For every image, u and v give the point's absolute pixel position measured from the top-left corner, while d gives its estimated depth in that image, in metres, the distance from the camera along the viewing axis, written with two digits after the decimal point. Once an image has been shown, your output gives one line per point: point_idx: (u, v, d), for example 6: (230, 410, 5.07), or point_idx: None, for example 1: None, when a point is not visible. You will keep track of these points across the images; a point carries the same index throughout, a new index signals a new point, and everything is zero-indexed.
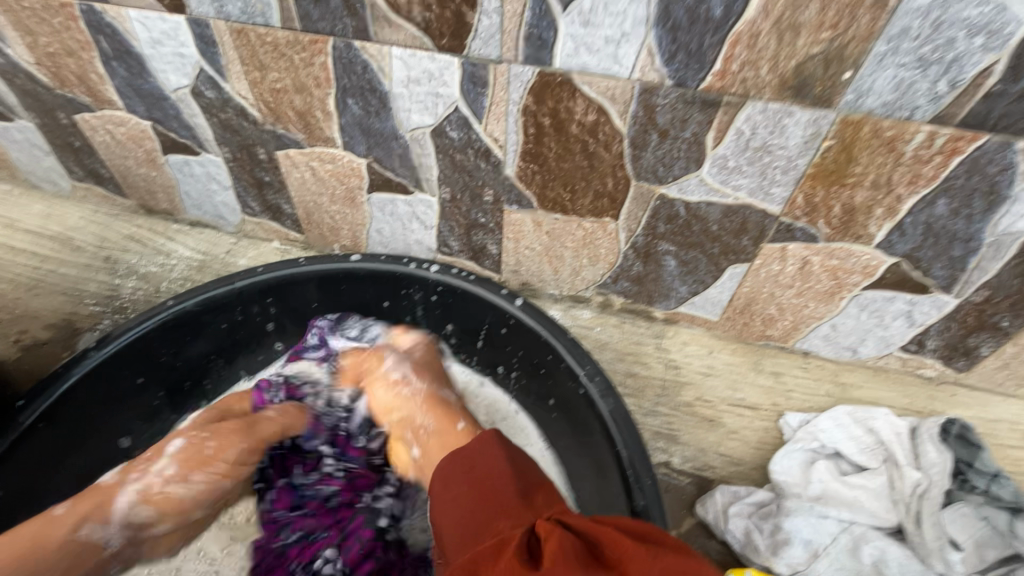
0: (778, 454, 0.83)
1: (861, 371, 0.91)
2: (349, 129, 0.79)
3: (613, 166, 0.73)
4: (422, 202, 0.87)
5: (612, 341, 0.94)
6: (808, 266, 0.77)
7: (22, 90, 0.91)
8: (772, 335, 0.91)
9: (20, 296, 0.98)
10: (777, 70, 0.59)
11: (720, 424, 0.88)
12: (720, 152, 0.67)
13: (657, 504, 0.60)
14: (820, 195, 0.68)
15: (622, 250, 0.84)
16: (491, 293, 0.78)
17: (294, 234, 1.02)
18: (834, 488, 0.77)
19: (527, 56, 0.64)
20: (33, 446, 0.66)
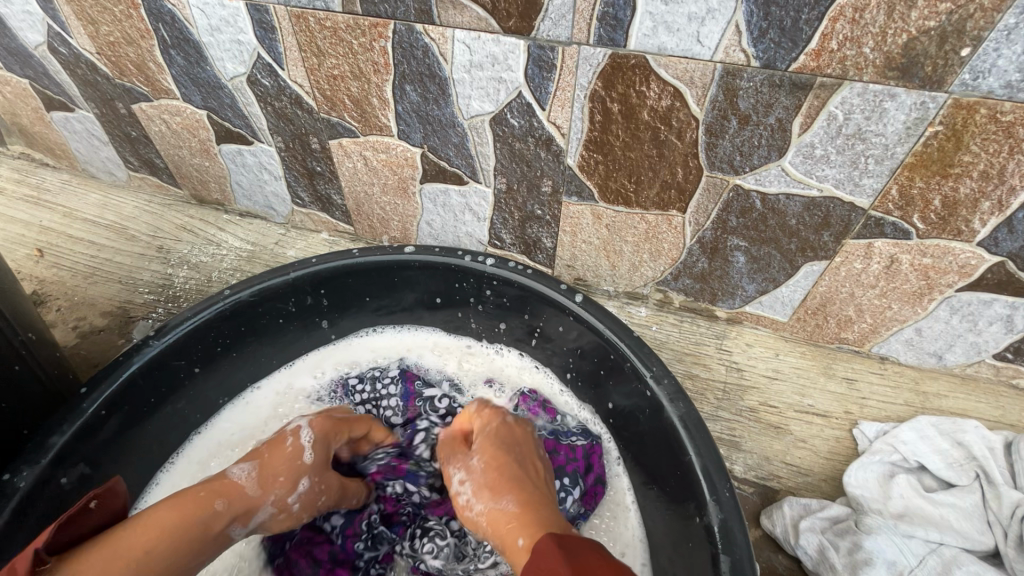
0: (852, 466, 0.77)
1: (944, 379, 0.84)
2: (405, 117, 0.77)
3: (684, 155, 0.69)
4: (476, 194, 0.84)
5: (671, 340, 0.89)
6: (896, 265, 0.71)
7: (83, 80, 0.92)
8: (846, 338, 0.85)
9: (78, 283, 0.99)
10: (882, 48, 0.53)
11: (787, 431, 0.82)
12: (807, 139, 0.62)
13: (736, 517, 0.56)
14: (919, 186, 0.62)
15: (687, 246, 0.80)
16: (549, 288, 0.74)
17: (343, 226, 1.01)
18: (919, 505, 0.71)
19: (600, 37, 0.60)
20: (97, 433, 0.66)
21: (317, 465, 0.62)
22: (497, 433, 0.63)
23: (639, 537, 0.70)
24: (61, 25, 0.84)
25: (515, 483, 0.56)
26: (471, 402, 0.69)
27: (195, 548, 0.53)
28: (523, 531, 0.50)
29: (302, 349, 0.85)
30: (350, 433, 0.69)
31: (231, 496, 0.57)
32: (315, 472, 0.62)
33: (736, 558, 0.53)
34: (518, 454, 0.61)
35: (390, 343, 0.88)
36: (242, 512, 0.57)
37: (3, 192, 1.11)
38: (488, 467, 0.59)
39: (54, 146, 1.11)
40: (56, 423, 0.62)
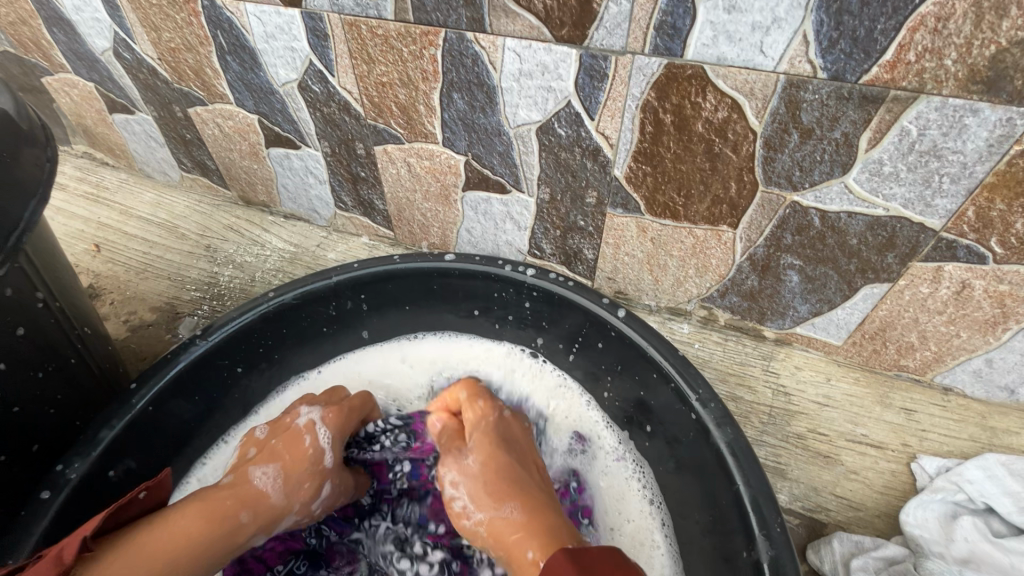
0: (911, 503, 0.72)
1: (1015, 415, 0.78)
2: (450, 125, 0.77)
3: (739, 169, 0.66)
4: (518, 202, 0.83)
5: (714, 359, 0.86)
6: (968, 290, 0.66)
7: (144, 84, 0.96)
8: (906, 366, 0.80)
9: (131, 279, 1.03)
10: (966, 59, 0.50)
11: (837, 461, 0.78)
12: (876, 155, 0.59)
13: (789, 554, 0.53)
14: (999, 209, 0.58)
15: (737, 262, 0.76)
16: (590, 301, 0.73)
17: (383, 231, 1.02)
18: (985, 551, 0.65)
19: (656, 46, 0.59)
20: (144, 428, 0.67)
21: (334, 473, 0.67)
22: (493, 428, 0.68)
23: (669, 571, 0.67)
24: (127, 32, 0.88)
25: (512, 486, 0.62)
26: (461, 386, 0.72)
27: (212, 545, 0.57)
28: (530, 545, 0.56)
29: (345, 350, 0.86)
30: (357, 417, 0.72)
31: (254, 505, 0.61)
32: (332, 477, 0.66)
33: None
34: (509, 451, 0.66)
35: (440, 350, 0.87)
36: (265, 520, 0.62)
37: (66, 189, 1.17)
38: (485, 468, 0.63)
39: (114, 147, 1.16)
40: (105, 417, 0.64)
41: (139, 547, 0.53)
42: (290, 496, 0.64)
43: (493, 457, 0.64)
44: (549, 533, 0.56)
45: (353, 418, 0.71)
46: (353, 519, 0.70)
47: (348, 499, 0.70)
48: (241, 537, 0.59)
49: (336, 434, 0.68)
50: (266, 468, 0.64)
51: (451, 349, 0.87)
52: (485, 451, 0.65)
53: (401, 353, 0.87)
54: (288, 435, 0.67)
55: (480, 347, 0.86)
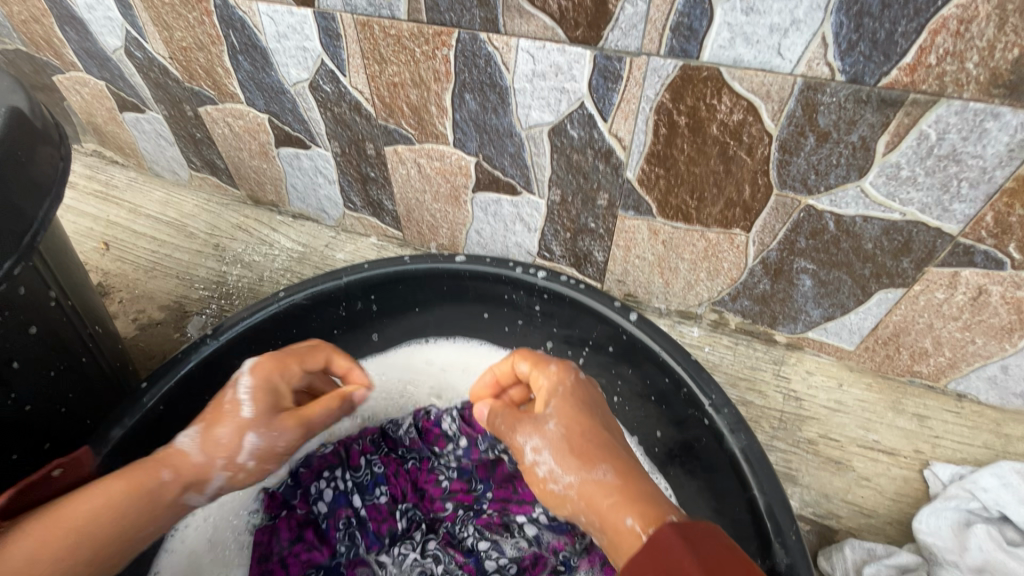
0: (924, 511, 0.71)
1: None
2: (462, 126, 0.77)
3: (753, 172, 0.65)
4: (528, 204, 0.83)
5: (725, 363, 0.85)
6: (984, 296, 0.65)
7: (155, 83, 0.96)
8: (919, 372, 0.79)
9: (139, 277, 1.03)
10: (988, 62, 0.49)
11: (848, 467, 0.77)
12: (893, 159, 0.58)
13: (804, 562, 0.52)
14: (1018, 214, 0.57)
15: (749, 266, 0.76)
16: (602, 304, 0.72)
17: (392, 231, 1.01)
18: (1000, 560, 0.64)
19: (672, 48, 0.58)
20: (154, 427, 0.67)
21: (259, 420, 0.58)
22: (572, 390, 0.58)
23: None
24: (139, 31, 0.88)
25: (605, 449, 0.53)
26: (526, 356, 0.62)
27: (145, 519, 0.53)
28: (629, 510, 0.48)
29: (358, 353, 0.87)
30: (303, 364, 0.64)
31: (178, 466, 0.56)
32: (257, 426, 0.58)
33: None
34: (594, 411, 0.57)
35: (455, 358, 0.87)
36: (192, 480, 0.56)
37: (76, 187, 1.17)
38: (570, 430, 0.54)
39: (124, 145, 1.16)
40: (115, 416, 0.64)
41: (58, 518, 0.49)
42: (212, 446, 0.57)
43: (588, 417, 0.55)
44: (653, 504, 0.49)
45: (303, 350, 0.65)
46: (382, 540, 0.68)
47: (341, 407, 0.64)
48: (165, 497, 0.54)
49: (264, 386, 0.60)
50: (191, 429, 0.58)
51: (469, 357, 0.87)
52: (571, 413, 0.55)
53: (419, 362, 0.87)
54: (221, 393, 0.60)
55: (492, 352, 0.86)
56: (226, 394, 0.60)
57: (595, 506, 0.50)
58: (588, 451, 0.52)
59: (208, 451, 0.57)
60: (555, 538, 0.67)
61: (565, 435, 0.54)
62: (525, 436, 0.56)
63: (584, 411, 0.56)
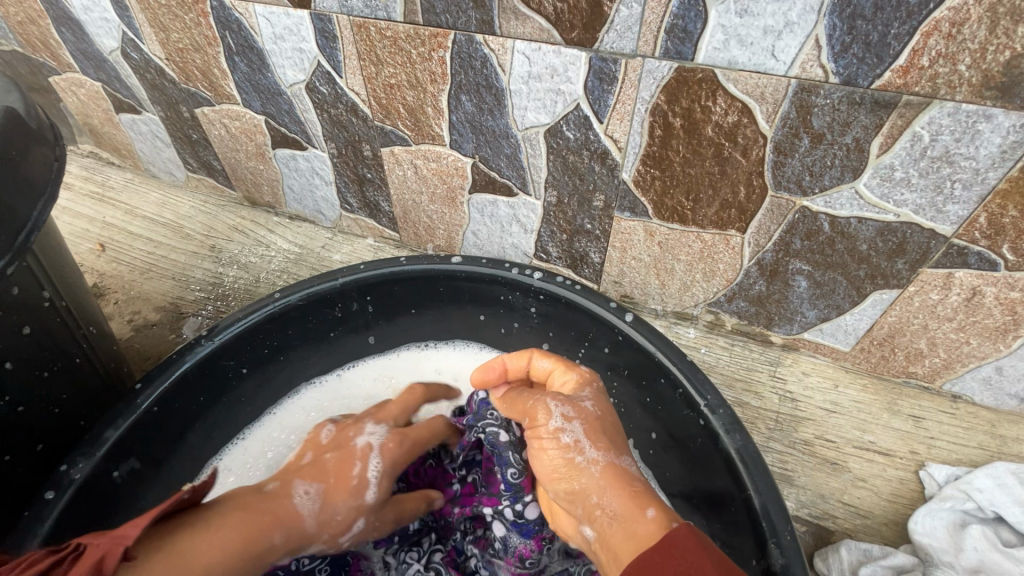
0: (919, 512, 0.71)
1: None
2: (458, 127, 0.77)
3: (748, 173, 0.65)
4: (525, 205, 0.83)
5: (721, 364, 0.85)
6: (978, 297, 0.66)
7: (151, 84, 0.96)
8: (915, 372, 0.79)
9: (135, 278, 1.03)
10: (980, 65, 0.49)
11: (844, 468, 0.77)
12: (887, 160, 0.58)
13: (799, 563, 0.52)
14: (1011, 215, 0.57)
15: (745, 267, 0.76)
16: (598, 305, 0.72)
17: (389, 232, 1.01)
18: (995, 560, 0.64)
19: (666, 50, 0.58)
20: (148, 428, 0.67)
21: (373, 509, 0.62)
22: (603, 388, 0.59)
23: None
24: (135, 32, 0.88)
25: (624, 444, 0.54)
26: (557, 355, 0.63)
27: (253, 568, 0.53)
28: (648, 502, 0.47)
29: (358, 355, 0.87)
30: (421, 448, 0.69)
31: (290, 526, 0.57)
32: (371, 513, 0.62)
33: None
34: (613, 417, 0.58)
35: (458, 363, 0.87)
36: (297, 545, 0.58)
37: (72, 188, 1.17)
38: (603, 416, 0.54)
39: (121, 146, 1.16)
40: (110, 417, 0.64)
41: (184, 549, 0.48)
42: (329, 521, 0.60)
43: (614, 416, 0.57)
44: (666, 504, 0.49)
45: (422, 436, 0.69)
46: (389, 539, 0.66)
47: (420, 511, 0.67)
48: (272, 559, 0.55)
49: (388, 470, 0.65)
50: (309, 489, 0.61)
51: (472, 361, 0.86)
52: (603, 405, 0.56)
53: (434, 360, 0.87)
54: (348, 463, 0.64)
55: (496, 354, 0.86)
56: (352, 466, 0.64)
57: (615, 489, 0.48)
58: (611, 439, 0.52)
59: (322, 522, 0.60)
60: (522, 543, 0.61)
61: (596, 419, 0.54)
62: (555, 402, 0.54)
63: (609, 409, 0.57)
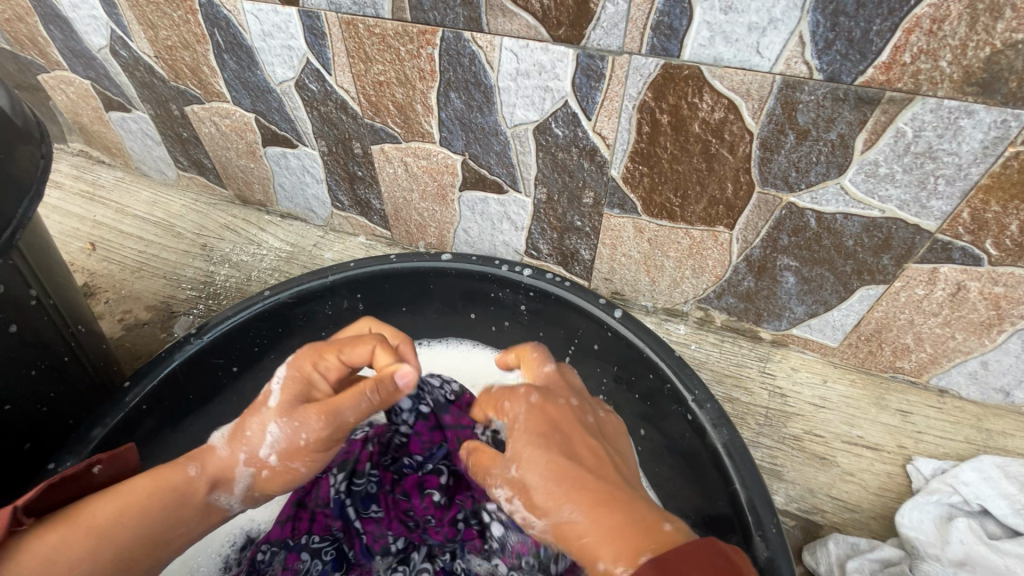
0: (906, 506, 0.72)
1: (1010, 418, 0.78)
2: (447, 125, 0.77)
3: (735, 170, 0.66)
4: (515, 202, 0.83)
5: (711, 360, 0.85)
6: (963, 292, 0.66)
7: (141, 82, 0.95)
8: (902, 367, 0.80)
9: (125, 277, 1.03)
10: (961, 61, 0.50)
11: (833, 462, 0.78)
12: (871, 156, 0.59)
13: (784, 556, 0.52)
14: (994, 211, 0.58)
15: (733, 263, 0.77)
16: (587, 302, 0.73)
17: (380, 230, 1.01)
18: (980, 553, 0.65)
19: (652, 47, 0.59)
20: (136, 426, 0.67)
21: (281, 409, 0.55)
22: (530, 422, 0.54)
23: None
24: (123, 29, 0.88)
25: (570, 481, 0.49)
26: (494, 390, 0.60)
27: (173, 516, 0.52)
28: (613, 545, 0.44)
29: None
30: (340, 354, 0.59)
31: (206, 459, 0.55)
32: (281, 414, 0.55)
33: None
34: (559, 438, 0.52)
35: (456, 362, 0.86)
36: (218, 476, 0.55)
37: (62, 187, 1.16)
38: (537, 471, 0.50)
39: (111, 145, 1.15)
40: (98, 415, 0.64)
41: (87, 513, 0.49)
42: (240, 441, 0.56)
43: (555, 443, 0.52)
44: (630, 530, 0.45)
45: (343, 339, 0.60)
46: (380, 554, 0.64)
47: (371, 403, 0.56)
48: (194, 495, 0.53)
49: (299, 377, 0.57)
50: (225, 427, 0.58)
51: (469, 359, 0.86)
52: (533, 446, 0.52)
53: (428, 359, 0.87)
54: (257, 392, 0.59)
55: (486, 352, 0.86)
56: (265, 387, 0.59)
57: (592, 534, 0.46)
58: (554, 491, 0.49)
59: (235, 442, 0.56)
60: (520, 541, 0.61)
61: (530, 484, 0.50)
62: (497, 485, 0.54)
63: (548, 439, 0.52)
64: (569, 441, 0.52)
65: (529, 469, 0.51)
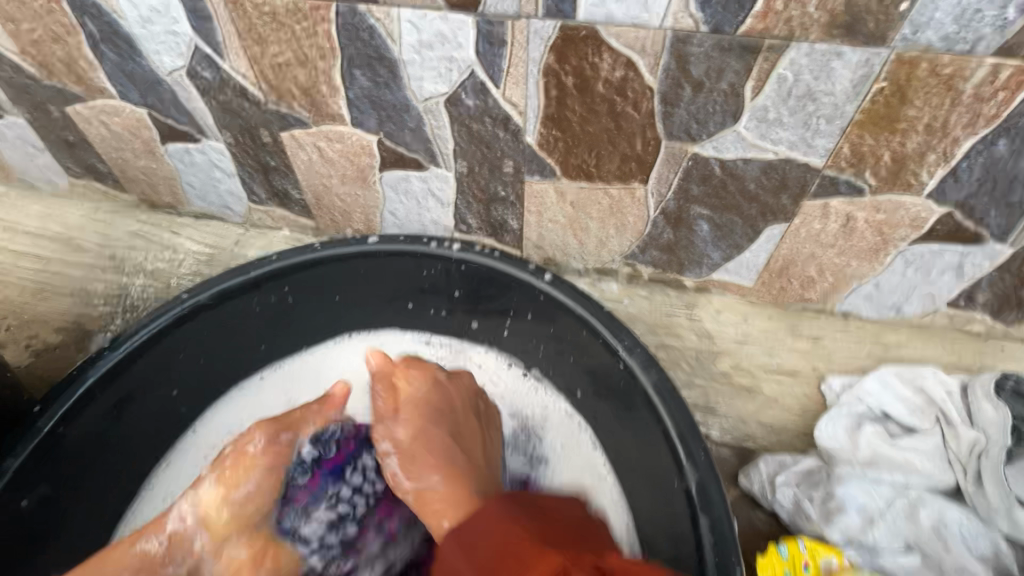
0: (822, 420, 0.80)
1: (903, 330, 0.87)
2: (357, 104, 0.75)
3: (641, 126, 0.69)
4: (437, 178, 0.83)
5: (643, 313, 0.90)
6: (852, 222, 0.73)
7: (9, 83, 0.86)
8: (810, 298, 0.87)
9: (27, 300, 0.95)
10: (825, 6, 0.54)
11: (758, 392, 0.85)
12: (760, 103, 0.63)
13: (712, 477, 0.60)
14: (868, 143, 0.63)
15: (651, 217, 0.80)
16: (518, 270, 0.75)
17: (303, 221, 0.98)
18: (885, 452, 0.74)
19: (548, 9, 0.59)
20: (56, 452, 0.66)
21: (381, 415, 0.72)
22: (428, 403, 0.72)
23: (626, 526, 0.68)
24: None
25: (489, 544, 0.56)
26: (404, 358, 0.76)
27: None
28: (448, 515, 0.63)
29: (288, 356, 0.83)
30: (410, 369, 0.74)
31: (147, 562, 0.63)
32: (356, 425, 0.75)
33: (714, 517, 0.58)
34: (439, 424, 0.70)
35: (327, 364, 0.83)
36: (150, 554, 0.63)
37: None
38: (455, 439, 0.70)
39: None
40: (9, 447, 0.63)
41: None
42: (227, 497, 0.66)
43: (438, 432, 0.70)
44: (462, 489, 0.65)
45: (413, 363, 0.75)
46: None
47: (441, 393, 0.73)
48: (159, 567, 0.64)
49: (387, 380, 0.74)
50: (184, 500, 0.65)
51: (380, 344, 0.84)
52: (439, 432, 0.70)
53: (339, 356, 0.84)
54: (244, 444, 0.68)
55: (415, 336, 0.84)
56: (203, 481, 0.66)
57: (450, 494, 0.64)
58: (448, 504, 0.64)
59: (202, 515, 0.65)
60: None
61: (453, 479, 0.65)
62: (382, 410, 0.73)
63: (430, 437, 0.69)
64: (447, 433, 0.70)
65: (442, 483, 0.65)
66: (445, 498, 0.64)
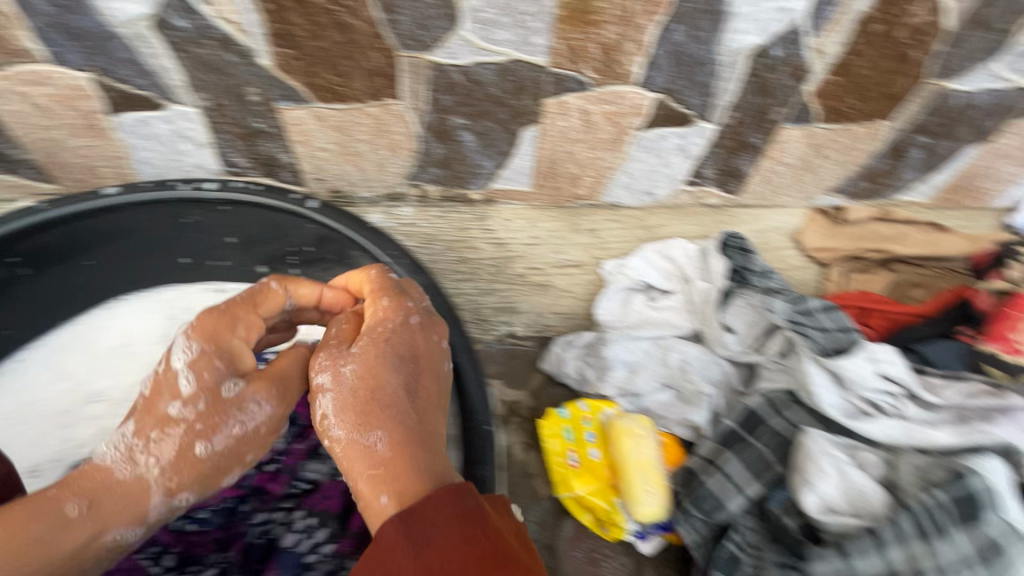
0: (602, 298, 0.97)
1: (660, 211, 1.01)
2: (48, 36, 0.65)
3: (371, 37, 0.68)
4: (180, 117, 0.77)
5: (440, 232, 0.96)
6: (590, 116, 0.81)
7: None
8: (581, 194, 0.97)
9: None
10: None
11: (550, 286, 0.98)
12: (473, 4, 0.65)
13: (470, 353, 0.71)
14: (577, 37, 0.69)
15: (417, 133, 0.82)
16: (277, 201, 0.78)
17: (46, 185, 0.87)
18: (645, 314, 0.95)
19: None
20: None
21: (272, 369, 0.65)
22: (389, 338, 0.61)
23: None
24: None
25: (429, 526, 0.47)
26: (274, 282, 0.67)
27: None
28: (387, 489, 0.51)
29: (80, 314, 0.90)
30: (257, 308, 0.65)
31: None
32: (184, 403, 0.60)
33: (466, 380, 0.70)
34: (394, 363, 0.59)
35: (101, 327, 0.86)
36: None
37: None
38: (362, 379, 0.58)
39: None
40: None
41: None
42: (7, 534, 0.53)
43: (387, 364, 0.59)
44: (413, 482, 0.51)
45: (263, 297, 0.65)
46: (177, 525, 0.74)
47: (392, 331, 0.62)
48: None
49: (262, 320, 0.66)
50: None
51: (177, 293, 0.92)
52: (360, 403, 0.56)
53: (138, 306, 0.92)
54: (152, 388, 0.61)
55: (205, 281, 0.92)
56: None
57: (360, 466, 0.53)
58: (362, 466, 0.53)
59: None
60: None
61: (347, 423, 0.56)
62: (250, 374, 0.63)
63: (378, 386, 0.57)
64: (407, 384, 0.58)
65: (385, 444, 0.53)
66: (354, 454, 0.54)
